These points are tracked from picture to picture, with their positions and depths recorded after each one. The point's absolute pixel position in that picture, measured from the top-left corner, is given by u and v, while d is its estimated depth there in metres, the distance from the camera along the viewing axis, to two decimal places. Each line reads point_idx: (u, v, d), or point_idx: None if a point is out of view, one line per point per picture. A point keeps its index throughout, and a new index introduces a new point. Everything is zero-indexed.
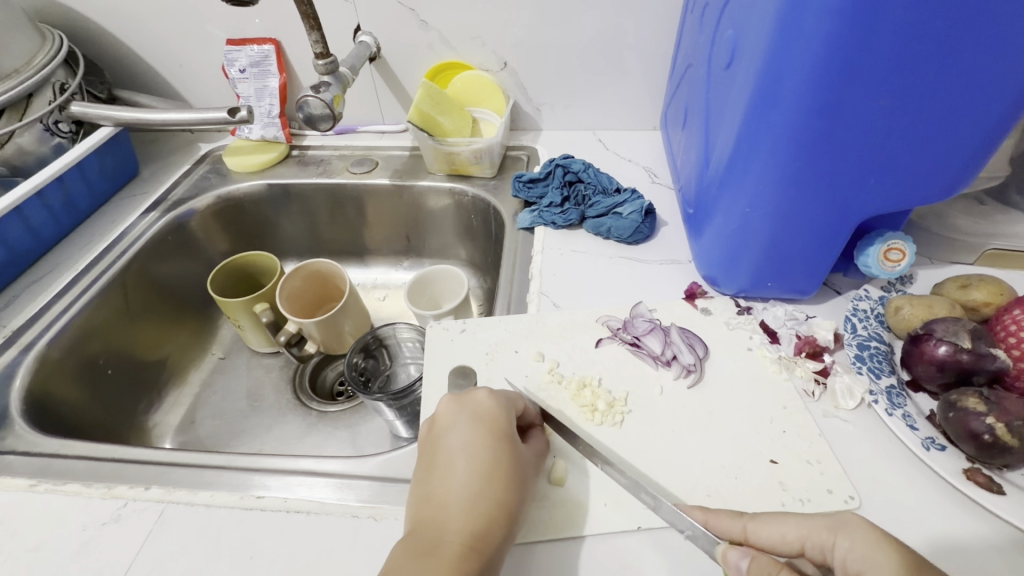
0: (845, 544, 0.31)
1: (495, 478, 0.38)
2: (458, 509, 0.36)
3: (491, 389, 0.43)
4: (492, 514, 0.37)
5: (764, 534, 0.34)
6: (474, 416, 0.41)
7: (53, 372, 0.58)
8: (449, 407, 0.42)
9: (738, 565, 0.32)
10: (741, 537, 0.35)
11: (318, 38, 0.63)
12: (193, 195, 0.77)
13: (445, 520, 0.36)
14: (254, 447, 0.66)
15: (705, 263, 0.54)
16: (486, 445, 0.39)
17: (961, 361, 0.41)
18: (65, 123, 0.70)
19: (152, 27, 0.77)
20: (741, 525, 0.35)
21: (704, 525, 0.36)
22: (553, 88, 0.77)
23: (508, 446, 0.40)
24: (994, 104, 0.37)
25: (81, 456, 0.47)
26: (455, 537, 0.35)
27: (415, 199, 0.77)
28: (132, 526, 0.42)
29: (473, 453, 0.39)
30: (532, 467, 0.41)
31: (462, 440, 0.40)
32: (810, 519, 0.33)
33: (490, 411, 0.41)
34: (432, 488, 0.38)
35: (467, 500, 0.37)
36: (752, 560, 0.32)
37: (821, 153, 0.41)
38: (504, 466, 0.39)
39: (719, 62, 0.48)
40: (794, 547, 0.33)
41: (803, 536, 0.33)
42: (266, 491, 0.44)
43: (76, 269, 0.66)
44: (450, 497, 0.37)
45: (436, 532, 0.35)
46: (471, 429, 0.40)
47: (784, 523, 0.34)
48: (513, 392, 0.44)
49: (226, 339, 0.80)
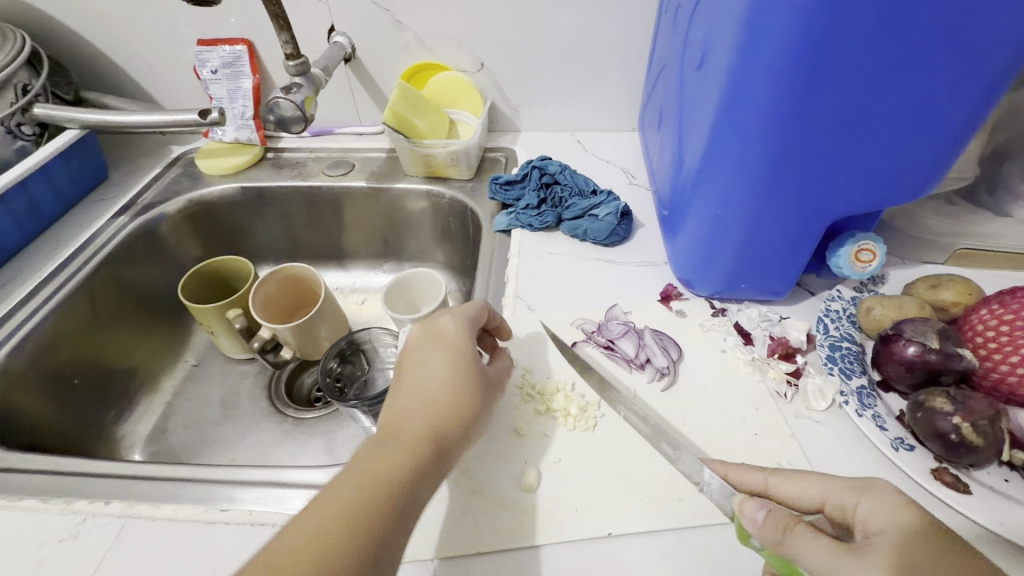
0: (869, 504, 0.30)
1: (457, 386, 0.40)
2: (421, 411, 0.39)
3: (456, 309, 0.45)
4: (451, 415, 0.39)
5: (788, 489, 0.35)
6: (438, 335, 0.43)
7: (15, 384, 0.56)
8: (417, 333, 0.44)
9: (753, 517, 0.32)
10: (761, 489, 0.36)
11: (288, 38, 0.62)
12: (164, 199, 0.75)
13: (407, 420, 0.38)
14: (227, 456, 0.65)
15: (680, 264, 0.54)
16: (447, 358, 0.41)
17: (929, 361, 0.41)
18: (28, 126, 0.68)
19: (120, 27, 0.75)
20: (763, 478, 0.36)
21: (724, 477, 0.38)
22: (530, 89, 0.76)
23: (470, 360, 0.42)
24: (958, 106, 0.37)
25: (40, 469, 0.45)
26: (415, 431, 0.37)
27: (392, 202, 0.76)
28: (91, 542, 0.41)
29: (437, 367, 0.41)
30: (495, 381, 0.43)
31: (427, 356, 0.42)
32: (838, 480, 0.33)
33: (456, 331, 0.43)
34: (399, 396, 0.40)
35: (429, 404, 0.39)
36: (768, 512, 0.31)
37: (791, 154, 0.41)
38: (464, 374, 0.41)
39: (690, 64, 0.48)
40: (815, 503, 0.34)
41: (827, 493, 0.33)
42: (232, 503, 0.43)
43: (41, 275, 0.64)
44: (415, 400, 0.40)
45: (396, 433, 0.38)
46: (436, 348, 0.42)
47: (812, 480, 0.34)
48: (481, 311, 0.45)
49: (200, 345, 0.78)
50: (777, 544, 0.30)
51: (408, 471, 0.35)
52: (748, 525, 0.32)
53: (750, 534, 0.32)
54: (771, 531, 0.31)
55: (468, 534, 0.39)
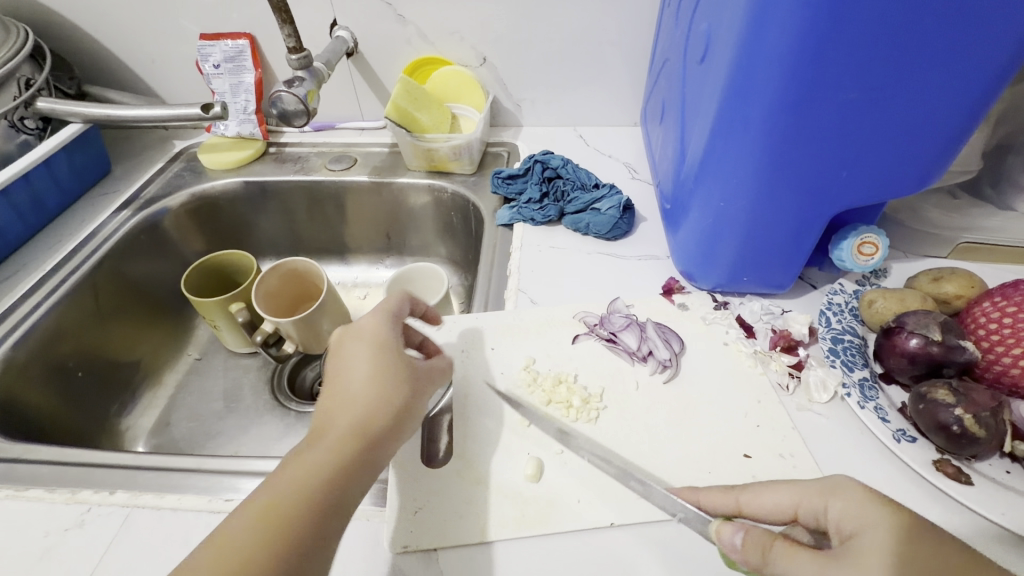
0: (838, 506, 0.31)
1: (386, 385, 0.38)
2: (341, 411, 0.37)
3: (375, 311, 0.43)
4: (376, 409, 0.37)
5: (756, 503, 0.34)
6: (361, 334, 0.41)
7: (18, 377, 0.56)
8: (339, 332, 0.42)
9: (732, 542, 0.32)
10: (734, 510, 0.35)
11: (291, 32, 0.62)
12: (167, 194, 0.75)
13: (330, 422, 0.37)
14: (230, 449, 0.65)
15: (682, 258, 0.54)
16: (366, 355, 0.39)
17: (932, 354, 0.41)
18: (32, 120, 0.68)
19: (123, 22, 0.75)
20: (734, 498, 0.35)
21: (698, 506, 0.37)
22: (533, 84, 0.76)
23: (393, 353, 0.40)
24: (961, 98, 0.37)
25: (45, 460, 0.46)
26: (337, 431, 0.36)
27: (394, 196, 0.76)
28: (95, 531, 0.41)
29: (358, 361, 0.39)
30: (423, 374, 0.41)
31: (352, 352, 0.40)
32: (801, 487, 0.33)
33: (376, 327, 0.41)
34: (325, 397, 0.38)
35: (349, 401, 0.37)
36: (746, 533, 0.31)
37: (793, 146, 0.41)
38: (381, 370, 0.39)
39: (693, 57, 0.48)
40: (788, 514, 0.33)
41: (796, 501, 0.33)
42: (236, 493, 0.43)
43: (44, 269, 0.64)
44: (335, 401, 0.38)
45: (319, 431, 0.36)
46: (356, 342, 0.40)
47: (776, 492, 0.34)
48: (401, 307, 0.44)
49: (203, 339, 0.78)
50: (761, 565, 0.30)
51: (330, 472, 0.34)
52: (731, 551, 0.32)
53: (735, 561, 0.32)
54: (754, 552, 0.30)
55: (472, 522, 0.39)
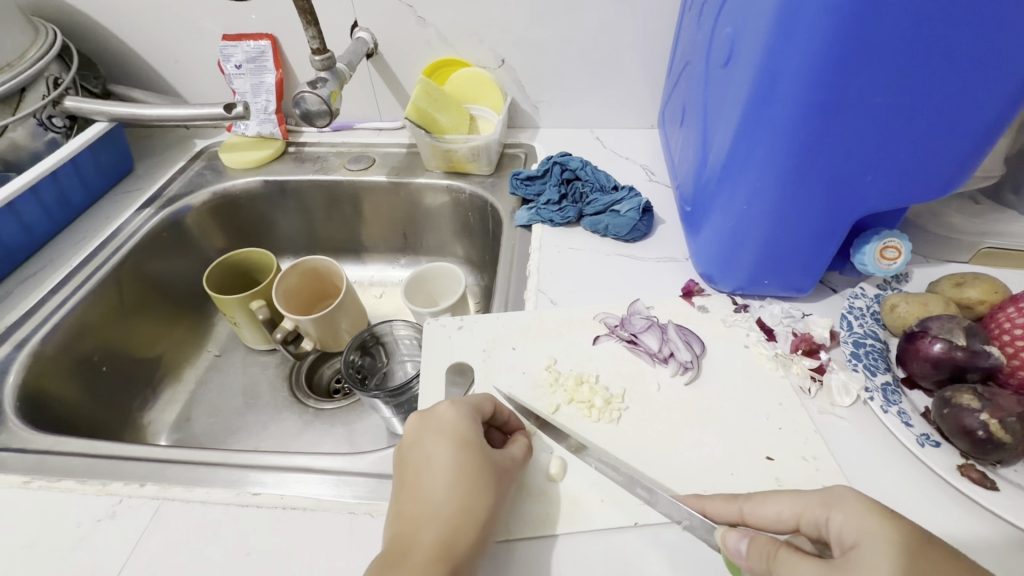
0: (838, 516, 0.31)
1: (472, 489, 0.38)
2: (428, 520, 0.36)
3: (453, 400, 0.42)
4: (463, 516, 0.36)
5: (759, 513, 0.35)
6: (440, 428, 0.40)
7: (47, 370, 0.57)
8: (414, 424, 0.42)
9: (738, 548, 0.33)
10: (738, 518, 0.36)
11: (314, 33, 0.62)
12: (189, 192, 0.76)
13: (414, 531, 0.36)
14: (250, 444, 0.66)
15: (702, 260, 0.54)
16: (449, 452, 0.39)
17: (956, 358, 0.41)
18: (59, 118, 0.69)
19: (147, 23, 0.77)
20: (737, 507, 0.36)
21: (702, 514, 0.37)
22: (551, 85, 0.77)
23: (475, 450, 0.39)
24: (991, 101, 0.37)
25: (76, 452, 0.47)
26: (424, 545, 0.35)
27: (412, 196, 0.77)
28: (126, 522, 0.42)
29: (439, 462, 0.38)
30: (508, 473, 0.40)
31: (430, 450, 0.39)
32: (803, 497, 0.33)
33: (454, 421, 0.41)
34: (404, 500, 0.38)
35: (435, 511, 0.36)
36: (750, 543, 0.32)
37: (819, 150, 0.41)
38: (467, 471, 0.38)
39: (716, 60, 0.48)
40: (790, 524, 0.33)
41: (797, 511, 0.33)
42: (262, 487, 0.43)
43: (70, 265, 0.65)
44: (418, 507, 0.37)
45: (405, 543, 0.35)
46: (436, 439, 0.40)
47: (778, 501, 0.34)
48: (479, 397, 0.43)
49: (222, 336, 0.79)
50: (765, 573, 0.31)
51: None
52: (736, 557, 0.33)
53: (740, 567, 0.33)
54: (757, 561, 0.31)
55: None
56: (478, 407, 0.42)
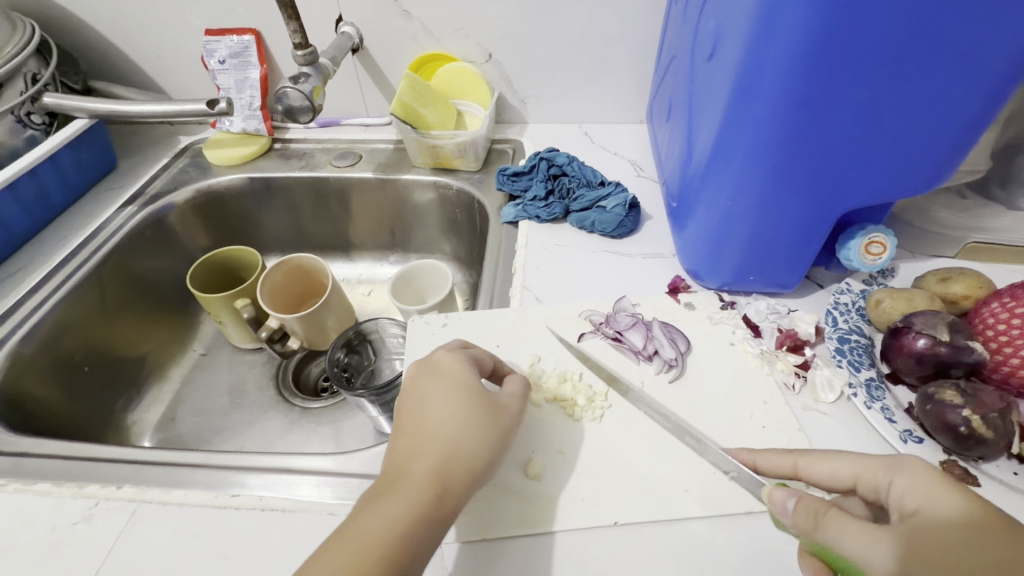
0: (902, 482, 0.31)
1: (464, 423, 0.38)
2: (423, 452, 0.37)
3: (452, 347, 0.43)
4: (459, 447, 0.37)
5: (817, 471, 0.35)
6: (436, 371, 0.41)
7: (26, 370, 0.56)
8: (412, 369, 0.42)
9: (785, 506, 0.32)
10: (792, 472, 0.36)
11: (296, 27, 0.61)
12: (172, 189, 0.76)
13: (410, 461, 0.36)
14: (235, 444, 0.65)
15: (688, 257, 0.54)
16: (445, 390, 0.40)
17: (939, 353, 0.41)
18: (38, 115, 0.68)
19: (129, 18, 0.75)
20: (792, 462, 0.36)
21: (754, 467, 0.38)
22: (538, 80, 0.76)
23: (472, 390, 0.40)
24: (974, 95, 0.37)
25: (54, 454, 0.46)
26: (414, 473, 0.35)
27: (399, 193, 0.76)
28: (103, 525, 0.41)
29: (434, 400, 0.39)
30: (505, 412, 0.40)
31: (428, 390, 0.40)
32: (867, 459, 0.33)
33: (453, 365, 0.41)
34: (403, 435, 0.38)
35: (430, 441, 0.37)
36: (798, 502, 0.32)
37: (803, 145, 0.40)
38: (463, 406, 0.39)
39: (701, 54, 0.47)
40: (847, 483, 0.34)
41: (855, 473, 0.33)
42: (242, 489, 0.43)
43: (51, 263, 0.64)
44: (414, 438, 0.38)
45: (397, 472, 0.36)
46: (434, 381, 0.41)
47: (838, 462, 0.34)
48: (480, 350, 0.45)
49: (208, 335, 0.78)
50: (811, 530, 0.30)
51: (407, 518, 0.33)
52: (781, 515, 0.32)
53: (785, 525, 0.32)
54: (804, 518, 0.31)
55: (472, 522, 0.39)
56: (478, 355, 0.43)
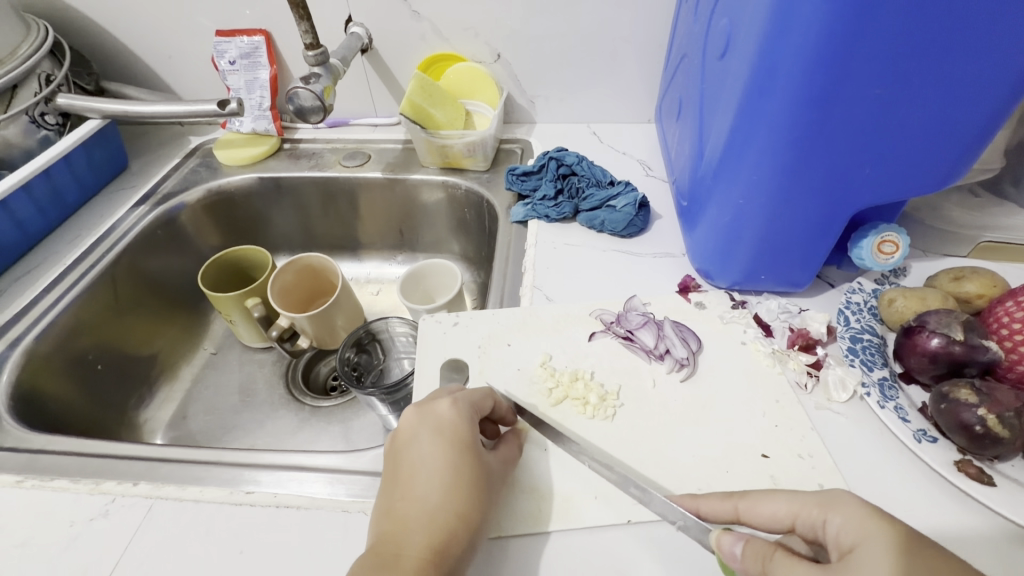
0: (837, 519, 0.30)
1: (463, 495, 0.37)
2: (418, 525, 0.35)
3: (453, 397, 0.41)
4: (457, 517, 0.36)
5: (753, 511, 0.34)
6: (437, 426, 0.39)
7: (40, 369, 0.57)
8: (410, 419, 0.40)
9: (733, 551, 0.32)
10: (732, 515, 0.35)
11: (307, 28, 0.62)
12: (183, 189, 0.76)
13: (405, 532, 0.35)
14: (246, 442, 0.65)
15: (699, 256, 0.54)
16: (447, 454, 0.38)
17: (953, 353, 0.41)
18: (52, 115, 0.69)
19: (141, 19, 0.76)
20: (732, 505, 0.35)
21: (696, 514, 0.37)
22: (546, 80, 0.76)
23: (471, 455, 0.38)
24: (989, 94, 0.36)
25: (70, 451, 0.46)
26: (413, 550, 0.34)
27: (408, 192, 0.77)
28: (119, 521, 0.41)
29: (436, 465, 0.38)
30: (499, 476, 0.39)
31: (424, 451, 0.38)
32: (801, 496, 0.33)
33: (453, 421, 0.40)
34: (396, 499, 0.37)
35: (428, 512, 0.36)
36: (745, 545, 0.32)
37: (816, 143, 0.40)
38: (465, 475, 0.38)
39: (713, 53, 0.47)
40: (784, 523, 0.33)
41: (792, 512, 0.33)
42: (256, 486, 0.43)
43: (64, 262, 0.65)
44: (411, 508, 0.36)
45: (396, 547, 0.34)
46: (433, 440, 0.39)
47: (773, 501, 0.33)
48: (478, 392, 0.43)
49: (218, 334, 0.79)
50: (760, 574, 0.30)
51: None
52: (730, 559, 0.32)
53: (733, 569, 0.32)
54: (752, 563, 0.31)
55: None
56: (479, 405, 0.42)
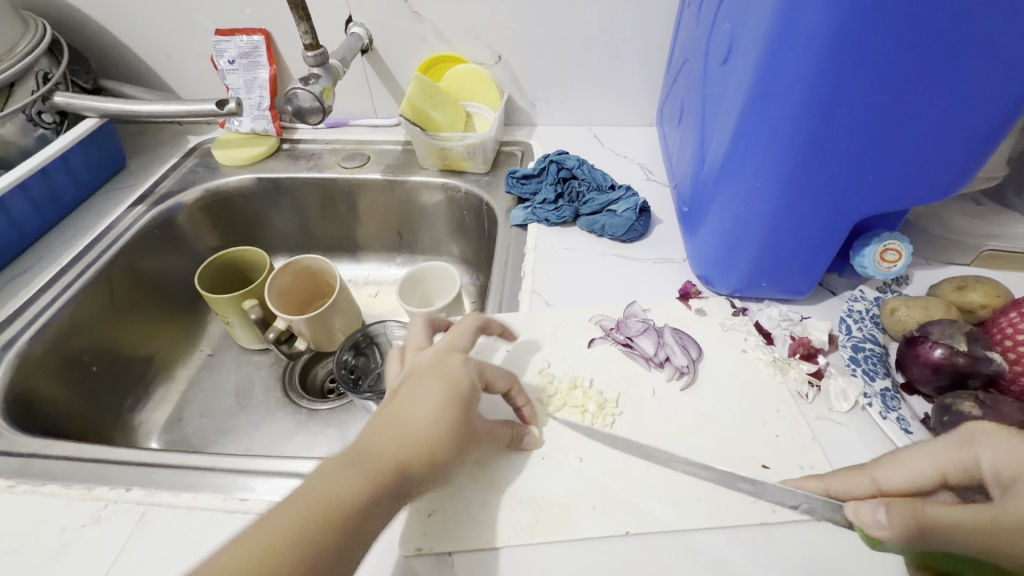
0: (990, 455, 0.30)
1: (438, 435, 0.36)
2: (389, 439, 0.35)
3: (467, 358, 0.41)
4: (421, 452, 0.35)
5: (891, 476, 0.33)
6: (443, 370, 0.39)
7: (34, 370, 0.56)
8: (428, 359, 0.41)
9: (876, 519, 0.30)
10: (871, 489, 0.34)
11: (307, 29, 0.61)
12: (181, 189, 0.75)
13: (380, 441, 0.35)
14: (242, 445, 0.65)
15: (699, 262, 0.54)
16: (442, 396, 0.37)
17: (957, 364, 0.40)
18: (49, 114, 0.68)
19: (138, 17, 0.75)
20: (869, 478, 0.34)
21: (825, 495, 0.36)
22: (547, 83, 0.76)
23: (462, 407, 0.38)
24: (992, 105, 0.36)
25: (63, 455, 0.46)
26: (377, 460, 0.34)
27: (408, 195, 0.76)
28: (112, 528, 0.41)
29: (429, 401, 0.37)
30: (473, 439, 0.39)
31: (423, 387, 0.38)
32: (940, 448, 0.32)
33: (459, 375, 0.39)
34: (384, 411, 0.37)
35: (403, 434, 0.36)
36: (887, 510, 0.30)
37: (818, 150, 0.40)
38: (451, 419, 0.37)
39: (715, 58, 0.47)
40: (933, 479, 0.32)
41: (937, 466, 0.32)
42: (250, 493, 0.43)
43: (60, 262, 0.64)
44: (393, 420, 0.36)
45: (366, 449, 0.35)
46: (435, 380, 0.38)
47: (915, 458, 0.33)
48: (492, 367, 0.42)
49: (215, 335, 0.78)
50: (916, 537, 0.29)
51: (347, 499, 0.32)
52: (874, 530, 0.30)
53: (880, 540, 0.30)
54: (901, 528, 0.29)
55: (486, 529, 0.39)
56: (490, 377, 0.41)
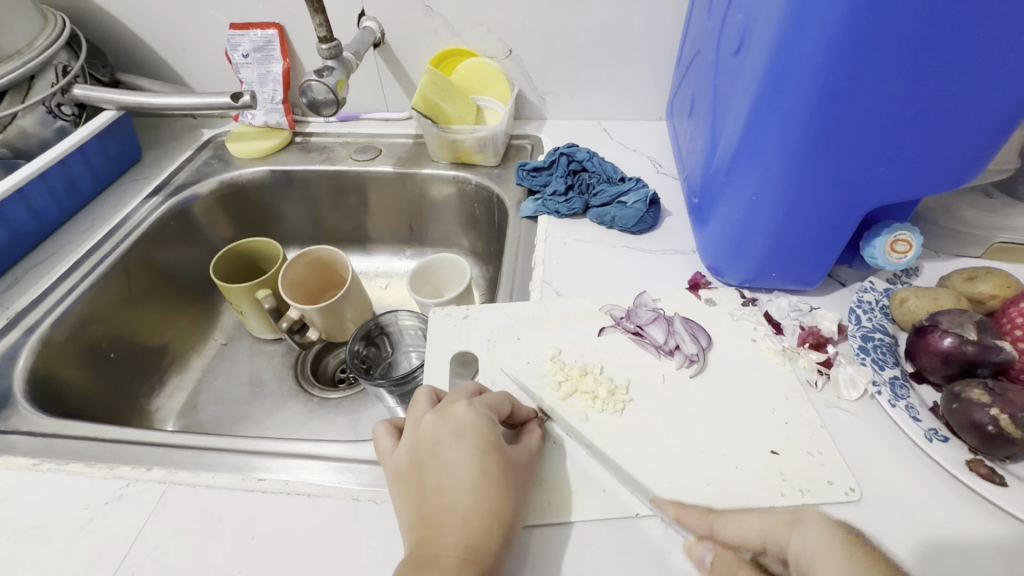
0: (800, 537, 0.33)
1: (493, 495, 0.37)
2: (450, 525, 0.35)
3: (470, 400, 0.41)
4: (488, 519, 0.36)
5: (728, 530, 0.36)
6: (457, 428, 0.39)
7: (56, 355, 0.58)
8: (430, 424, 0.40)
9: (703, 558, 0.36)
10: (707, 531, 0.37)
11: (321, 22, 0.62)
12: (196, 181, 0.77)
13: (442, 534, 0.35)
14: (255, 431, 0.66)
15: (710, 252, 0.54)
16: (475, 459, 0.38)
17: (967, 353, 0.41)
18: (68, 106, 0.69)
19: (155, 12, 0.77)
20: (708, 522, 0.37)
21: (676, 520, 0.38)
22: (558, 77, 0.76)
23: (496, 455, 0.38)
24: (1007, 93, 0.36)
25: (85, 436, 0.47)
26: (448, 551, 0.34)
27: (418, 187, 0.77)
28: (134, 505, 0.42)
29: (463, 469, 0.37)
30: (524, 470, 0.39)
31: (450, 457, 0.38)
32: (771, 518, 0.36)
33: (475, 422, 0.40)
34: (426, 508, 0.37)
35: (462, 515, 0.36)
36: (714, 555, 0.36)
37: (832, 140, 0.40)
38: (496, 475, 0.38)
39: (728, 48, 0.47)
40: (756, 543, 0.35)
41: (763, 533, 0.35)
42: (267, 473, 0.44)
43: (78, 252, 0.65)
44: (443, 511, 0.36)
45: (431, 549, 0.34)
46: (458, 444, 0.38)
47: (747, 519, 0.36)
48: (496, 395, 0.43)
49: (228, 324, 0.80)
50: None
51: None
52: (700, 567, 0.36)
53: None
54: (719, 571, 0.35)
55: None
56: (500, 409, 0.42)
